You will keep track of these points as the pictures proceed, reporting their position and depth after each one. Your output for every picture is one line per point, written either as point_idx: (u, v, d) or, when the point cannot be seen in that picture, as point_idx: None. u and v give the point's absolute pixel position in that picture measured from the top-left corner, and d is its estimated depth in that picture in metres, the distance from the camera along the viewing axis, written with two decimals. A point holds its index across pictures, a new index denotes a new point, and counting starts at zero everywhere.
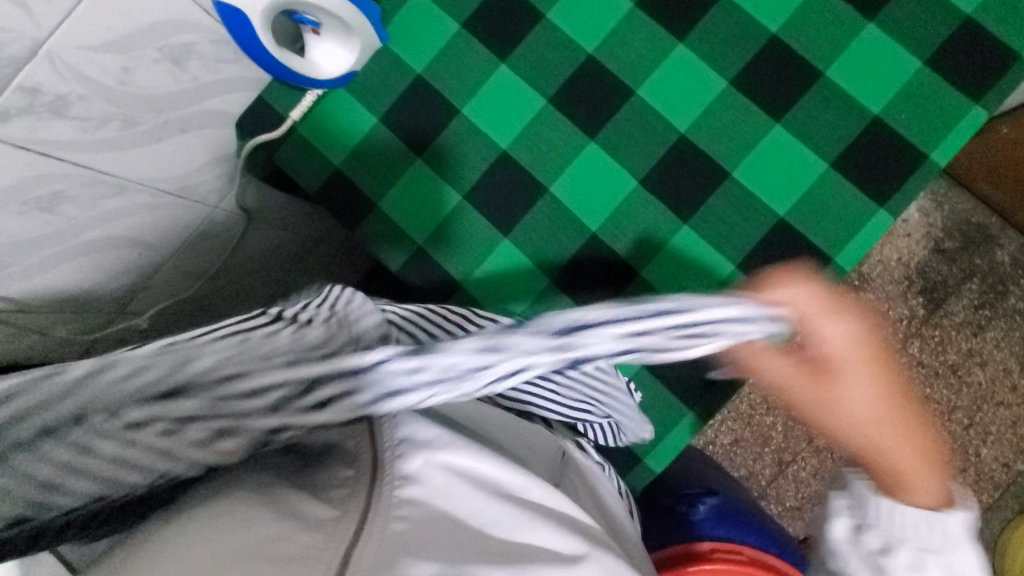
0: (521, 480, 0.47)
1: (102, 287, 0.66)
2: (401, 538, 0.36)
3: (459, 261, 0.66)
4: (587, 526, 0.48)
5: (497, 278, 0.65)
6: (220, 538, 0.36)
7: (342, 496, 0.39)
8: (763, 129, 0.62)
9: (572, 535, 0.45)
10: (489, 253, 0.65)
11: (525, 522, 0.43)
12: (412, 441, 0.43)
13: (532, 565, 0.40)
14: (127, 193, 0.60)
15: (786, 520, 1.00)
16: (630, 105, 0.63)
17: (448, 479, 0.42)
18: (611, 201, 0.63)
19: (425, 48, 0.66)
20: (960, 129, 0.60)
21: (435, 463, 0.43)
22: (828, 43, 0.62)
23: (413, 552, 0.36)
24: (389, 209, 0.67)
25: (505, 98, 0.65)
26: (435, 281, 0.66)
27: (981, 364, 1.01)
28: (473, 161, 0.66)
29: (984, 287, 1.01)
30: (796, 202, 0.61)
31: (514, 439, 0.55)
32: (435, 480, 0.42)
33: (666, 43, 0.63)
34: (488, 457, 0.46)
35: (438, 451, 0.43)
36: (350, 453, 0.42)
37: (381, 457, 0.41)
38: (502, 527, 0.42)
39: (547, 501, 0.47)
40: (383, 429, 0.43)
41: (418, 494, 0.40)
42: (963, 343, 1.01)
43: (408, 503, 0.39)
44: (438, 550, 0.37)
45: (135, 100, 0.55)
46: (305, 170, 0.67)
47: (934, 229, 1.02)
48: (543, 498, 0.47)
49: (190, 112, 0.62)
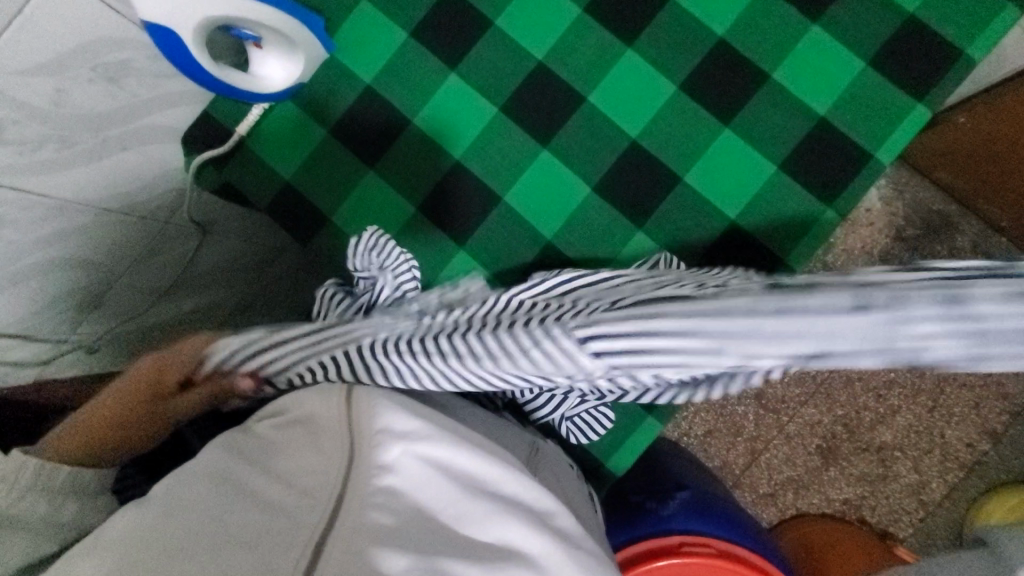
0: (497, 470, 0.45)
1: (49, 311, 0.59)
2: (375, 531, 0.36)
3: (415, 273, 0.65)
4: (564, 520, 0.46)
5: None
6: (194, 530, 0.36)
7: (317, 485, 0.39)
8: (712, 132, 0.62)
9: (545, 533, 0.43)
10: (446, 263, 0.65)
11: (496, 514, 0.42)
12: (391, 430, 0.42)
13: (501, 562, 0.39)
14: (66, 215, 0.57)
15: (759, 507, 1.01)
16: (581, 111, 0.63)
17: (424, 469, 0.42)
18: (564, 209, 0.63)
19: (374, 58, 0.66)
20: (903, 127, 0.61)
21: (413, 454, 0.42)
22: (773, 45, 0.62)
23: (383, 543, 0.36)
24: (344, 220, 0.66)
25: (456, 106, 0.65)
26: None
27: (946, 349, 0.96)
28: (428, 171, 0.65)
29: None
30: (746, 203, 0.62)
31: (492, 428, 0.54)
32: (413, 471, 0.41)
33: (615, 48, 0.63)
34: (466, 449, 0.44)
35: (416, 441, 0.42)
36: (322, 443, 0.42)
37: (357, 447, 0.41)
38: (468, 522, 0.41)
39: (526, 491, 0.45)
40: (360, 419, 0.42)
41: (393, 485, 0.40)
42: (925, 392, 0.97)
43: (384, 492, 0.39)
44: (414, 542, 0.37)
45: (72, 120, 0.53)
46: (254, 185, 0.67)
47: (895, 217, 0.93)
48: (522, 489, 0.45)
49: (131, 129, 0.60)
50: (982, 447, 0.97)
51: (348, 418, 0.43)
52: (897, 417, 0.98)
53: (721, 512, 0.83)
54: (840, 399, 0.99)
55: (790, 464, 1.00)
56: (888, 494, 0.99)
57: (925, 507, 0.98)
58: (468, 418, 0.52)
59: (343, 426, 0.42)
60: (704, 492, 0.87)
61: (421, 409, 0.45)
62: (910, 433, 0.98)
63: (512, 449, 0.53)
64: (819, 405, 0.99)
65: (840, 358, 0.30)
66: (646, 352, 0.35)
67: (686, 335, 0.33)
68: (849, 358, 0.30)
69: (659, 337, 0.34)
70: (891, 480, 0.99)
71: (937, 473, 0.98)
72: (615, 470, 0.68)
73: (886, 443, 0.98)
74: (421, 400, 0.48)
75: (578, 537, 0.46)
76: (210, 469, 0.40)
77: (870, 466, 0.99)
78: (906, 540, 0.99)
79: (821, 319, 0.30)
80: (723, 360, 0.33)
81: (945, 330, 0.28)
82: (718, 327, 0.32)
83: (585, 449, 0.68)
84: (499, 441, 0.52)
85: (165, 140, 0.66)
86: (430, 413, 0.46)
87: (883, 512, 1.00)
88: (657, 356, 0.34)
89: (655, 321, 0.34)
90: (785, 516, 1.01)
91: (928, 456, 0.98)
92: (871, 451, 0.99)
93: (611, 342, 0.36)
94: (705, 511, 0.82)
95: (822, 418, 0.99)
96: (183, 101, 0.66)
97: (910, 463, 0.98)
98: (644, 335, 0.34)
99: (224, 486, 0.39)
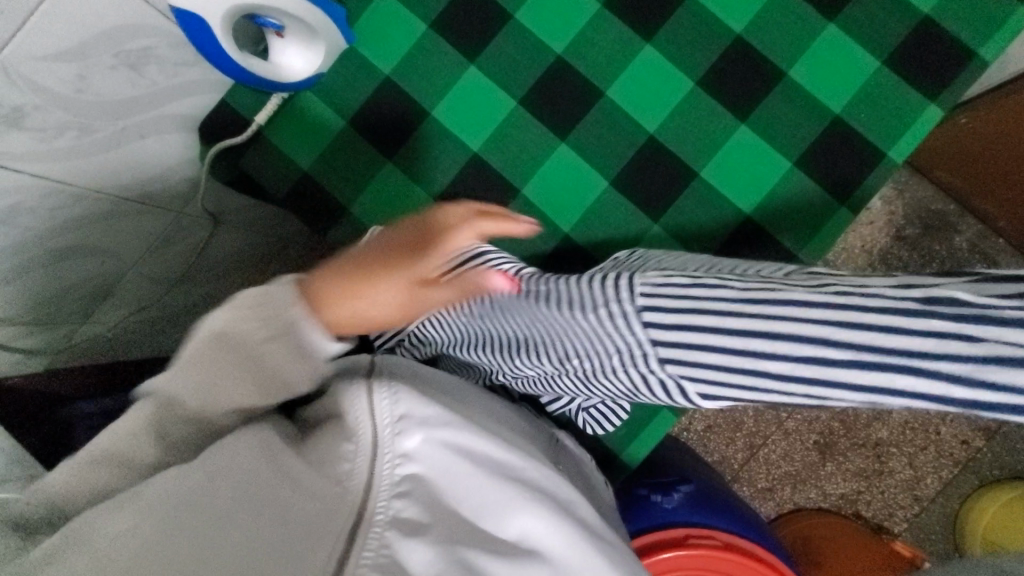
0: (517, 458, 0.46)
1: (64, 299, 0.60)
2: (401, 521, 0.38)
3: None
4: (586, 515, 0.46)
5: None
6: (226, 497, 0.37)
7: (348, 473, 0.40)
8: (729, 129, 0.63)
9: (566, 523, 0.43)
10: None
11: (521, 504, 0.42)
12: (412, 418, 0.43)
13: (518, 554, 0.40)
14: (85, 201, 0.56)
15: (757, 501, 1.03)
16: (599, 105, 0.64)
17: (448, 456, 0.43)
18: (582, 203, 0.64)
19: (393, 50, 0.66)
20: (916, 127, 0.61)
21: (435, 440, 0.43)
22: (789, 43, 0.63)
23: (409, 534, 0.37)
24: (362, 212, 0.67)
25: (475, 100, 0.65)
26: None
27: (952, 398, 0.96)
28: (446, 164, 0.66)
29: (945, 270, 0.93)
30: (760, 200, 0.63)
31: (513, 419, 0.55)
32: (436, 456, 0.42)
33: (633, 44, 0.64)
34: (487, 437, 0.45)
35: (439, 428, 0.43)
36: (350, 427, 0.42)
37: (380, 435, 0.41)
38: (490, 517, 0.42)
39: (547, 480, 0.46)
40: (380, 407, 0.43)
41: (417, 474, 0.41)
42: None
43: (409, 480, 0.40)
44: (440, 533, 0.38)
45: (93, 108, 0.53)
46: (271, 175, 0.67)
47: (895, 216, 0.95)
48: (543, 478, 0.46)
49: (149, 117, 0.60)
50: (976, 444, 0.99)
51: (368, 406, 0.43)
52: (894, 414, 1.00)
53: (725, 507, 0.83)
54: None
55: (788, 459, 1.02)
56: (884, 489, 1.01)
57: (919, 502, 1.00)
58: (489, 406, 0.53)
59: (365, 415, 0.42)
60: (708, 487, 0.87)
61: (439, 397, 0.46)
62: (905, 430, 1.00)
63: (533, 439, 0.54)
64: None
65: (868, 373, 0.32)
66: (692, 331, 0.37)
67: (743, 316, 0.36)
68: (876, 379, 0.32)
69: (714, 322, 0.37)
70: (886, 476, 1.01)
71: (931, 469, 1.00)
72: (631, 461, 0.69)
73: (882, 440, 1.00)
74: (440, 388, 0.49)
75: (599, 530, 0.46)
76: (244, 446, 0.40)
77: (867, 462, 1.00)
78: (900, 534, 1.01)
79: (854, 321, 0.33)
80: (751, 362, 0.36)
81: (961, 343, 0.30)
82: (757, 322, 0.35)
83: (600, 443, 0.69)
84: (521, 432, 0.53)
85: (182, 129, 0.66)
86: (449, 401, 0.47)
87: (879, 507, 1.01)
88: (707, 352, 0.37)
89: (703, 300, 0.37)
90: (782, 510, 1.02)
91: (923, 453, 1.00)
92: (867, 447, 1.01)
93: (671, 323, 0.38)
94: (709, 505, 0.83)
95: (820, 413, 1.01)
96: (201, 90, 0.66)
97: (905, 459, 1.00)
98: (698, 318, 0.37)
99: (253, 464, 0.39)
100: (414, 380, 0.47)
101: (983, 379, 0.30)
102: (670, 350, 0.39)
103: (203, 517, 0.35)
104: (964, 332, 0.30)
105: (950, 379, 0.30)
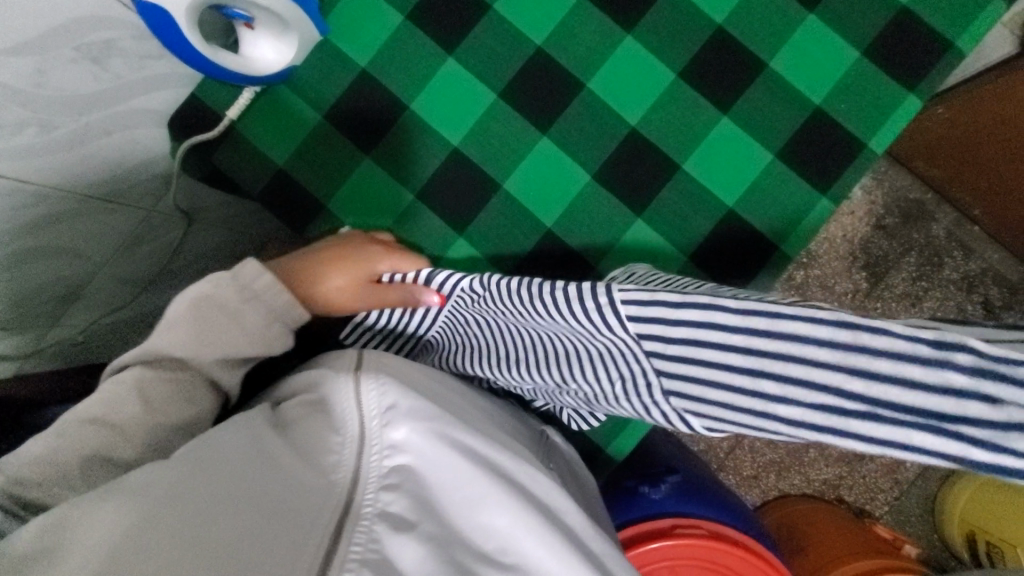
0: (505, 454, 0.45)
1: (32, 301, 0.58)
2: (388, 515, 0.38)
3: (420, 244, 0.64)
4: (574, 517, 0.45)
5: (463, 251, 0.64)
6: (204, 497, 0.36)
7: (335, 464, 0.40)
8: (711, 121, 0.63)
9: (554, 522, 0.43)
10: (445, 251, 0.64)
11: (509, 499, 0.42)
12: (400, 410, 0.43)
13: (500, 552, 0.40)
14: (49, 200, 0.54)
15: (743, 489, 1.04)
16: (580, 97, 0.63)
17: (436, 449, 0.42)
18: (563, 198, 0.63)
19: (370, 42, 0.64)
20: (896, 118, 0.62)
21: (422, 431, 0.42)
22: (770, 34, 0.63)
23: (398, 530, 0.37)
24: (341, 209, 0.65)
25: (454, 92, 0.64)
26: None
27: None
28: (426, 158, 0.64)
29: (922, 259, 0.95)
30: (743, 192, 0.62)
31: (497, 414, 0.54)
32: (423, 447, 0.42)
33: (614, 35, 0.63)
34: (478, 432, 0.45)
35: (426, 420, 0.43)
36: (338, 420, 0.42)
37: (368, 427, 0.42)
38: (466, 514, 0.41)
39: (534, 477, 0.45)
40: (368, 399, 0.43)
41: (405, 465, 0.41)
42: None
43: (397, 473, 0.41)
44: (427, 533, 0.38)
45: (54, 103, 0.51)
46: (245, 171, 0.65)
47: (875, 205, 0.96)
48: (530, 475, 0.45)
49: (116, 112, 0.58)
50: None
51: (356, 397, 0.43)
52: None
53: (712, 496, 0.83)
54: None
55: (773, 446, 1.03)
56: (865, 473, 1.02)
57: (899, 485, 1.02)
58: (474, 402, 0.52)
59: (354, 405, 0.43)
60: (695, 477, 0.88)
61: (426, 391, 0.46)
62: None
63: (521, 437, 0.53)
64: None
65: (886, 426, 0.35)
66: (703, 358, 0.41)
67: (744, 356, 0.39)
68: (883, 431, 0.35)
69: (711, 330, 0.41)
70: (867, 460, 1.02)
71: None
72: (617, 454, 0.69)
73: None
74: (426, 384, 0.48)
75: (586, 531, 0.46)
76: (238, 443, 0.40)
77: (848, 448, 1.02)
78: (881, 517, 1.03)
79: (855, 363, 0.36)
80: (763, 404, 0.39)
81: (971, 404, 0.33)
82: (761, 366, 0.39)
83: (587, 437, 0.69)
84: (507, 428, 0.52)
85: (151, 124, 0.64)
86: (437, 397, 0.47)
87: (860, 491, 1.03)
88: (717, 391, 0.41)
89: (696, 326, 0.41)
90: (768, 498, 1.04)
91: None
92: None
93: (669, 355, 0.43)
94: (695, 494, 0.83)
95: None
96: (170, 85, 0.64)
97: None
98: (696, 356, 0.41)
99: (231, 467, 0.38)
100: (404, 374, 0.47)
101: (973, 443, 0.33)
102: (674, 384, 0.44)
103: (181, 522, 0.34)
104: (984, 393, 0.33)
105: (971, 442, 0.33)
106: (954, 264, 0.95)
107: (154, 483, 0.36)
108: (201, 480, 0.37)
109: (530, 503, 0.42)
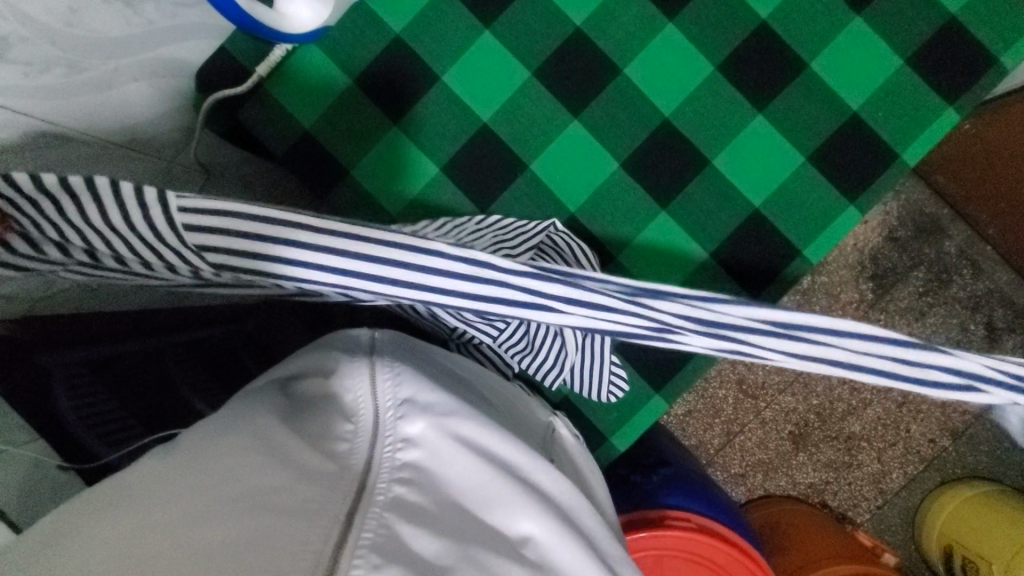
0: (515, 453, 0.45)
1: None
2: (400, 504, 0.38)
3: (427, 67, 0.65)
4: (580, 518, 0.46)
5: (476, 80, 0.65)
6: (211, 484, 0.36)
7: (346, 452, 0.40)
8: (744, 118, 0.63)
9: (561, 525, 0.43)
10: (502, 192, 0.65)
11: (521, 503, 0.42)
12: (414, 403, 0.44)
13: (508, 549, 0.40)
14: None
15: (729, 486, 1.05)
16: (615, 83, 0.64)
17: (452, 447, 0.43)
18: (590, 183, 0.64)
19: (407, 9, 0.65)
20: (930, 131, 0.61)
21: (435, 425, 0.43)
22: (815, 34, 0.62)
23: (410, 519, 0.37)
24: (363, 178, 0.67)
25: (487, 66, 0.65)
26: (482, 183, 0.65)
27: (904, 404, 1.01)
28: (453, 132, 0.65)
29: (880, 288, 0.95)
30: (770, 195, 0.63)
31: (507, 398, 0.56)
32: (438, 443, 0.43)
33: (656, 22, 0.63)
34: (492, 429, 0.45)
35: (443, 417, 0.44)
36: (350, 408, 0.43)
37: (381, 418, 0.42)
38: (480, 509, 0.41)
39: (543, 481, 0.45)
40: (382, 390, 0.44)
41: (418, 458, 0.41)
42: (898, 394, 1.01)
43: (409, 467, 0.41)
44: (442, 524, 0.38)
45: (82, 44, 0.47)
46: (271, 131, 0.67)
47: (888, 217, 0.94)
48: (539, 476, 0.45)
49: (144, 59, 0.55)
50: (942, 443, 1.01)
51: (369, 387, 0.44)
52: (868, 410, 1.02)
53: (703, 491, 0.84)
54: (817, 388, 1.02)
55: (763, 447, 1.03)
56: (852, 480, 1.03)
57: (883, 495, 1.03)
58: (486, 390, 0.53)
59: (368, 395, 0.44)
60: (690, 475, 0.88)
61: (443, 385, 0.47)
62: (878, 426, 1.02)
63: (529, 437, 0.53)
64: (796, 392, 1.02)
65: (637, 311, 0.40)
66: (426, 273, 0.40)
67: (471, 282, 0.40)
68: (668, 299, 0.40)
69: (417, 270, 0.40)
70: (855, 469, 1.03)
71: (898, 465, 1.02)
72: (619, 445, 0.71)
73: (855, 434, 1.02)
74: (447, 373, 0.50)
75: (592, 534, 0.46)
76: (248, 433, 0.40)
77: (837, 455, 1.02)
78: (862, 524, 1.04)
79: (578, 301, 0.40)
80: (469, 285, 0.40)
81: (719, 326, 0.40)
82: (462, 263, 0.40)
83: (593, 425, 0.71)
84: (517, 426, 0.52)
85: (179, 75, 0.63)
86: (452, 389, 0.48)
87: (844, 498, 1.04)
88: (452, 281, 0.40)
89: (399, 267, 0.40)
90: (753, 496, 1.05)
91: (892, 448, 1.02)
92: (839, 440, 1.02)
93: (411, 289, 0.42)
94: (689, 488, 0.84)
95: (797, 405, 1.02)
96: (200, 34, 0.62)
97: (874, 453, 1.02)
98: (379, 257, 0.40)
99: (250, 453, 0.38)
100: (419, 365, 0.49)
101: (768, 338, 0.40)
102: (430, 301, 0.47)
103: (194, 511, 0.34)
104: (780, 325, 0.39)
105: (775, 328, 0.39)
106: (962, 282, 0.94)
107: (167, 469, 0.37)
108: (212, 471, 0.36)
109: (540, 505, 0.43)
